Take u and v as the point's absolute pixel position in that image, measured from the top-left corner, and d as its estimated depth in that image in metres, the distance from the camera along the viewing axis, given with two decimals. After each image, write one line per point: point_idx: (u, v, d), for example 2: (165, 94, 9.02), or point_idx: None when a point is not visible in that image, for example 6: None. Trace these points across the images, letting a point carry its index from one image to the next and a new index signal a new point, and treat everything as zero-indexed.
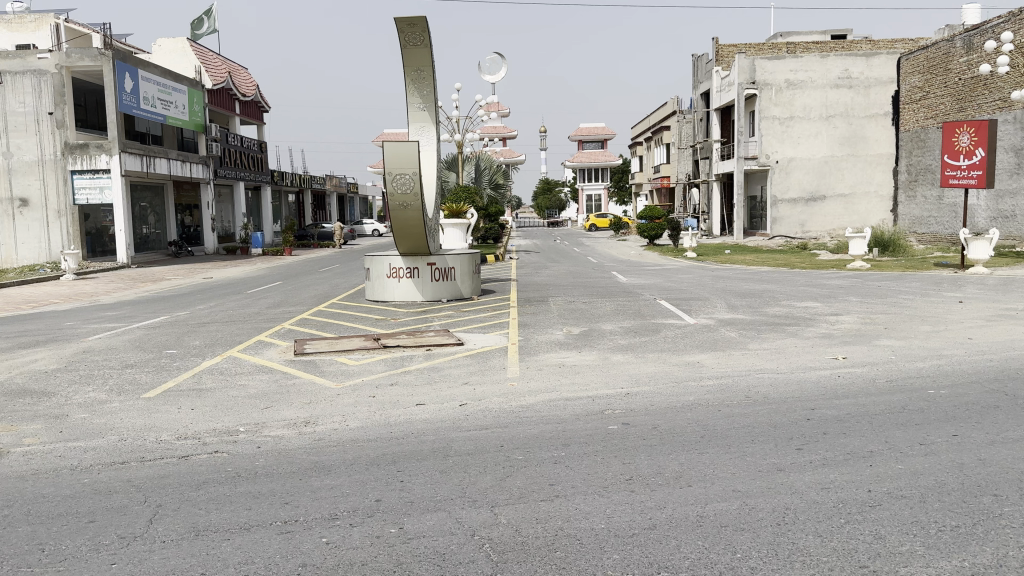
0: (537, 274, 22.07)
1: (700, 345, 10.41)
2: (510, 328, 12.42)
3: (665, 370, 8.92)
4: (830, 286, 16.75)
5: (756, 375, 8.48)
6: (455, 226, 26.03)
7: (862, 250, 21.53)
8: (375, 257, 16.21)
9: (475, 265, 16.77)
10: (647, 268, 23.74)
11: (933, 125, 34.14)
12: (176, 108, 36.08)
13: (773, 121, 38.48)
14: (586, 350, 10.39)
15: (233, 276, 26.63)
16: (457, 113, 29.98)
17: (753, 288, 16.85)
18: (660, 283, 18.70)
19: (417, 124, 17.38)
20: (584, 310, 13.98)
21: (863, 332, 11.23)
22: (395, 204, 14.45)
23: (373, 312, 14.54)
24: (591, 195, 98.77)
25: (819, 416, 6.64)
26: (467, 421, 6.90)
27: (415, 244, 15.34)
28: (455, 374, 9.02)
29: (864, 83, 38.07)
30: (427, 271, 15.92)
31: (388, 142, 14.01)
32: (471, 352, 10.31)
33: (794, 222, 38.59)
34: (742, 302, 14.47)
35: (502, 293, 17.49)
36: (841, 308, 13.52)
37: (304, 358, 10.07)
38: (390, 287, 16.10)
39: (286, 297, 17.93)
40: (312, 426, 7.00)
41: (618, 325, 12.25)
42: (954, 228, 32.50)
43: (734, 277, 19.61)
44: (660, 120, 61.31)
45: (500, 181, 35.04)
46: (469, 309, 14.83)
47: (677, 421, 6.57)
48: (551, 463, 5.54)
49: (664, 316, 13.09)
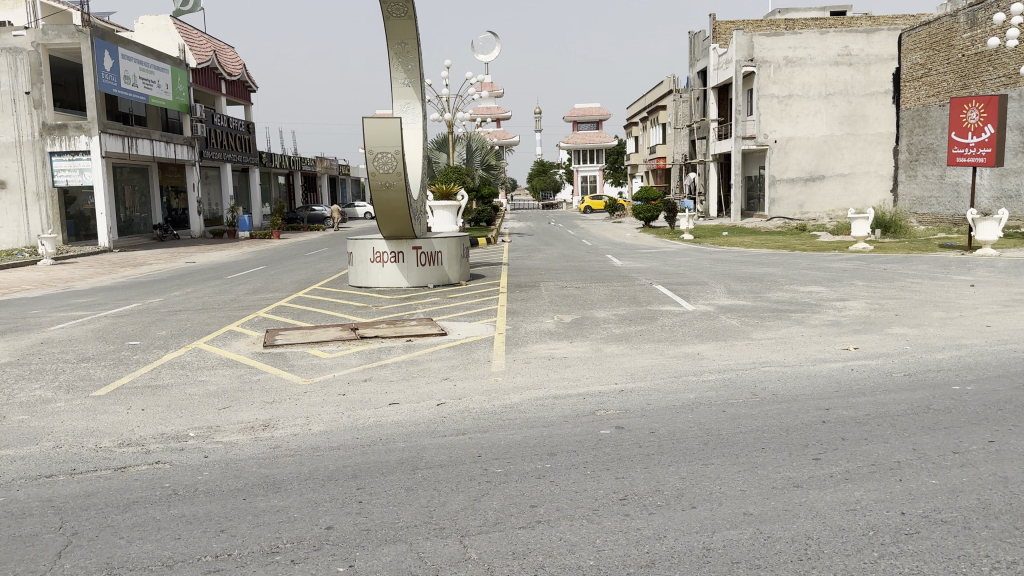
0: (529, 258, 21.36)
1: (699, 334, 9.72)
2: (498, 316, 11.69)
3: (662, 363, 8.22)
4: (833, 269, 16.07)
5: (762, 368, 7.79)
6: (445, 208, 25.23)
7: (865, 232, 20.83)
8: (359, 241, 15.42)
9: (463, 248, 16.02)
10: (643, 251, 22.99)
11: (935, 103, 33.36)
12: (159, 87, 35.04)
13: (772, 100, 37.62)
14: (578, 340, 9.69)
15: (216, 261, 25.81)
16: (447, 92, 29.09)
17: (753, 272, 16.15)
18: (656, 267, 17.99)
19: (402, 101, 16.59)
20: (577, 297, 13.28)
21: (872, 319, 10.55)
22: (377, 184, 13.63)
23: (355, 299, 13.79)
24: (586, 177, 97.84)
25: (835, 418, 5.95)
26: (442, 424, 6.18)
27: (400, 226, 14.56)
28: (436, 369, 8.29)
29: (864, 60, 37.25)
30: (413, 255, 15.16)
31: (369, 117, 13.20)
32: (454, 343, 9.60)
33: (793, 203, 37.85)
34: (742, 287, 13.77)
35: (492, 278, 16.75)
36: (846, 293, 12.85)
37: (274, 351, 9.35)
38: (374, 273, 15.33)
39: (266, 283, 17.16)
40: (271, 431, 6.30)
41: (612, 312, 11.55)
42: (956, 208, 31.84)
43: (733, 259, 18.91)
44: (656, 100, 60.34)
45: (493, 161, 34.17)
46: (456, 296, 14.09)
47: (677, 425, 5.87)
48: (534, 478, 4.84)
49: (661, 301, 12.40)
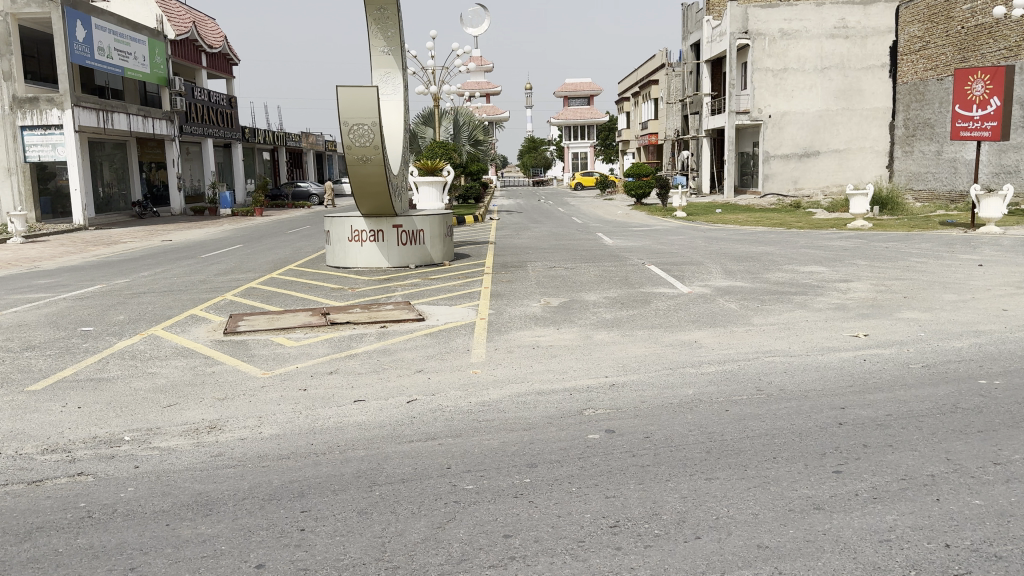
0: (518, 236, 20.61)
1: (696, 319, 9.01)
2: (481, 299, 10.96)
3: (657, 352, 7.51)
4: (833, 248, 15.37)
5: (766, 359, 7.10)
6: (430, 184, 24.35)
7: (864, 209, 20.13)
8: (336, 218, 14.62)
9: (446, 227, 15.23)
10: (634, 228, 22.24)
11: (933, 77, 32.58)
12: (136, 60, 33.77)
13: (767, 73, 36.74)
14: (566, 326, 8.97)
15: (194, 239, 24.92)
16: (433, 63, 28.08)
17: (750, 251, 15.43)
18: (649, 246, 17.24)
19: (381, 70, 15.74)
20: (565, 278, 12.54)
21: (880, 302, 9.86)
22: (354, 158, 12.81)
23: (331, 281, 13.01)
24: (577, 153, 96.85)
25: (852, 420, 5.27)
26: (410, 427, 5.45)
27: (380, 203, 13.76)
28: (409, 360, 7.55)
29: (861, 33, 36.39)
30: (394, 234, 14.39)
31: (343, 87, 12.35)
32: (432, 329, 8.87)
33: (787, 179, 37.11)
34: (739, 267, 13.07)
35: (477, 257, 15.99)
36: (849, 274, 12.16)
37: (235, 340, 8.62)
38: (352, 253, 14.55)
39: (240, 263, 16.34)
40: (218, 435, 5.58)
41: (602, 295, 10.82)
42: (953, 184, 31.22)
43: (728, 237, 18.19)
44: (648, 74, 59.29)
45: (480, 136, 33.16)
46: (438, 277, 13.34)
47: (674, 427, 5.18)
48: (510, 497, 4.13)
49: (654, 283, 11.68)
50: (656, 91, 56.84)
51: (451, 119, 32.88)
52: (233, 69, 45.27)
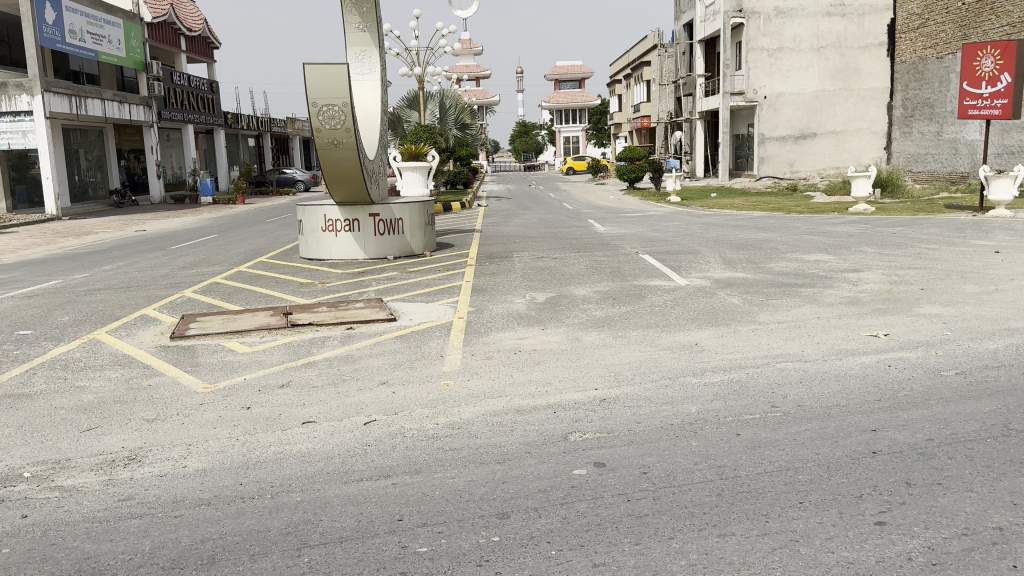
0: (505, 224, 19.70)
1: (698, 316, 8.13)
2: (461, 294, 10.06)
3: (654, 358, 6.64)
4: (838, 234, 14.52)
5: (777, 366, 6.25)
6: (414, 169, 23.37)
7: (867, 192, 19.28)
8: (308, 208, 13.67)
9: (427, 215, 14.30)
10: (627, 215, 21.34)
11: (932, 55, 31.68)
12: (111, 43, 32.43)
13: (762, 53, 35.71)
14: (551, 326, 8.09)
15: (170, 229, 23.94)
16: (417, 44, 27.06)
17: (749, 238, 14.56)
18: (643, 233, 16.38)
19: (356, 48, 14.75)
20: (554, 269, 11.66)
21: (894, 295, 9.02)
22: (323, 142, 11.83)
23: (302, 274, 12.11)
24: (568, 137, 95.60)
25: (889, 448, 4.40)
26: (361, 459, 4.57)
27: (354, 190, 12.80)
28: (374, 369, 6.67)
29: (858, 11, 35.59)
30: (371, 224, 13.47)
31: (310, 64, 11.39)
32: (403, 331, 7.99)
33: (783, 161, 36.19)
34: (739, 256, 12.21)
35: (461, 247, 15.09)
36: (858, 262, 11.33)
37: (181, 347, 7.70)
38: (327, 243, 13.62)
39: (209, 255, 15.38)
40: (135, 470, 4.69)
41: (592, 289, 9.95)
42: (954, 165, 30.44)
43: (726, 223, 17.34)
44: (640, 56, 58.20)
45: (468, 120, 32.11)
46: (416, 269, 12.43)
47: (676, 459, 4.30)
48: (471, 566, 3.27)
49: (648, 275, 10.80)
50: (648, 73, 55.78)
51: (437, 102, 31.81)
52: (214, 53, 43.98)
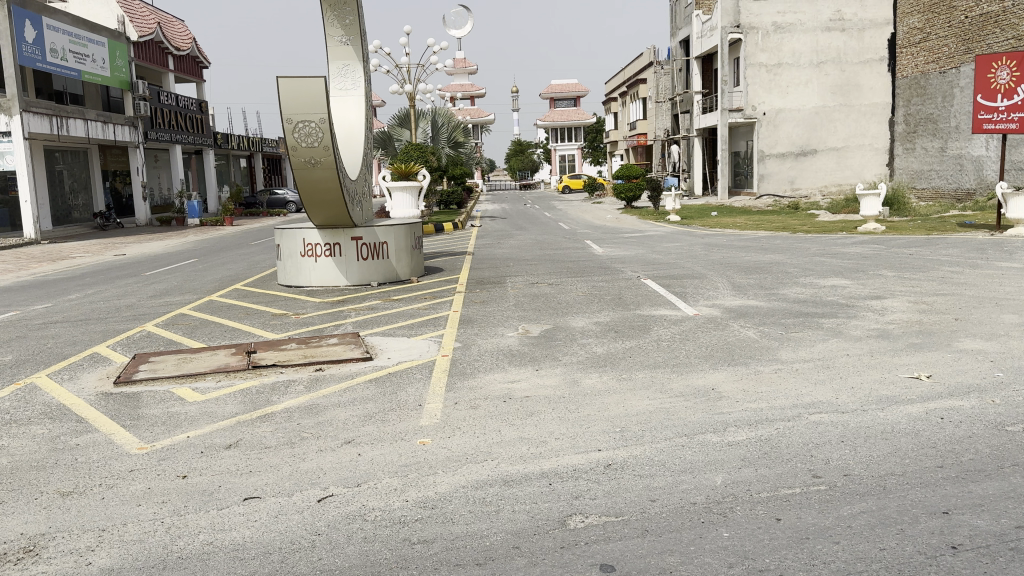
0: (499, 245, 18.84)
1: (711, 354, 7.20)
2: (447, 327, 9.13)
3: (665, 407, 5.69)
4: (850, 257, 13.67)
5: (810, 421, 5.35)
6: (404, 189, 22.52)
7: (876, 211, 18.45)
8: (286, 231, 12.73)
9: (414, 238, 13.41)
10: (626, 235, 20.47)
11: (935, 70, 31.04)
12: (94, 62, 31.64)
13: (761, 68, 35.07)
14: (545, 365, 7.16)
15: (150, 253, 23.01)
16: (407, 61, 26.32)
17: (757, 260, 13.69)
18: (643, 255, 15.50)
19: (339, 62, 13.97)
20: (550, 297, 10.76)
21: (927, 326, 8.12)
22: (300, 161, 10.96)
23: (276, 304, 11.18)
24: (564, 155, 94.90)
25: (974, 542, 3.48)
26: (306, 558, 3.64)
27: (335, 212, 11.93)
28: (339, 423, 5.74)
29: (857, 25, 35.00)
30: (353, 248, 12.56)
31: (284, 77, 10.54)
32: (379, 373, 7.06)
33: (783, 179, 35.45)
34: (749, 281, 11.33)
35: (450, 271, 14.20)
36: (879, 288, 10.45)
37: (124, 395, 6.77)
38: (305, 269, 12.66)
39: (182, 283, 14.46)
40: (24, 570, 3.74)
41: (592, 320, 9.04)
42: (959, 182, 29.72)
43: (731, 244, 16.49)
44: (636, 73, 57.67)
45: (461, 138, 31.22)
46: (401, 297, 11.51)
47: (705, 560, 3.38)
48: None
49: (653, 303, 9.89)
50: (644, 90, 55.27)
51: (429, 120, 31.05)
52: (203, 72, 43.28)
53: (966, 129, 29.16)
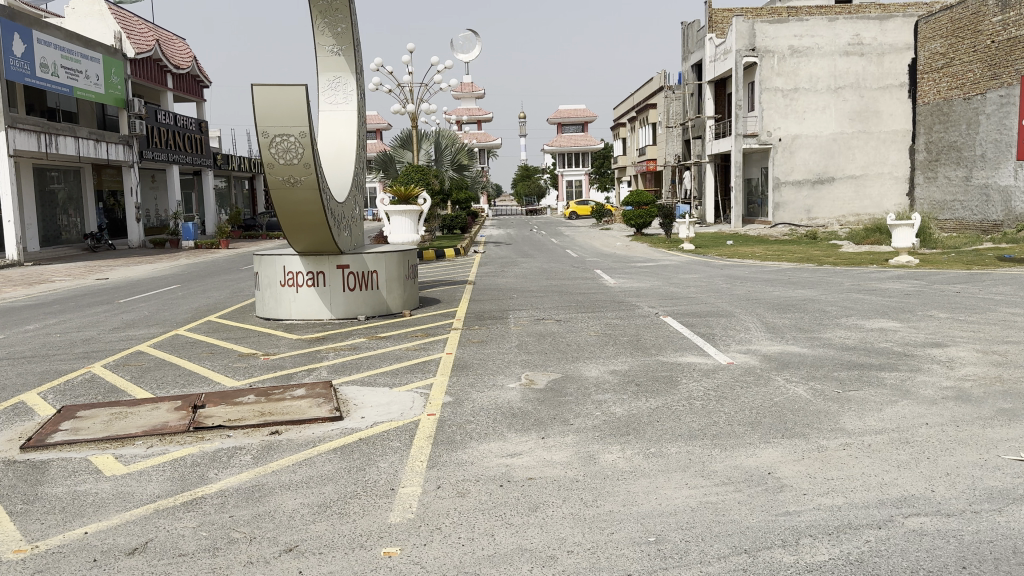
0: (502, 274, 17.56)
1: (758, 420, 5.83)
2: (438, 374, 7.77)
3: (712, 504, 4.34)
4: (890, 294, 12.36)
5: (910, 531, 3.97)
6: (403, 213, 21.23)
7: (910, 243, 17.11)
8: (266, 257, 11.41)
9: (407, 266, 12.10)
10: (637, 265, 19.18)
11: (958, 96, 29.85)
12: (88, 78, 30.67)
13: (776, 93, 33.97)
14: (553, 430, 5.79)
15: (135, 277, 21.79)
16: (410, 79, 25.23)
17: (787, 296, 12.36)
18: (659, 287, 14.18)
19: (330, 74, 12.74)
20: (558, 338, 9.42)
21: (1012, 384, 6.75)
22: (278, 181, 9.72)
23: (247, 341, 9.87)
24: (571, 181, 93.75)
25: None
26: None
27: (318, 238, 10.66)
28: (284, 518, 4.38)
29: (877, 49, 33.89)
30: (339, 277, 11.23)
31: (259, 84, 9.31)
32: (348, 439, 5.72)
33: (799, 208, 34.22)
34: (785, 322, 10.00)
35: (448, 304, 12.87)
36: (936, 332, 9.11)
37: (29, 465, 5.42)
38: (286, 299, 11.35)
39: (153, 312, 13.19)
40: None
41: (608, 369, 7.68)
42: (984, 213, 28.46)
43: (755, 277, 15.17)
44: (645, 99, 56.77)
45: (465, 161, 30.05)
46: (390, 334, 10.18)
47: None
48: None
49: (679, 349, 8.52)
50: (654, 116, 54.33)
51: (432, 142, 29.94)
52: (203, 91, 42.45)
53: (993, 158, 27.93)
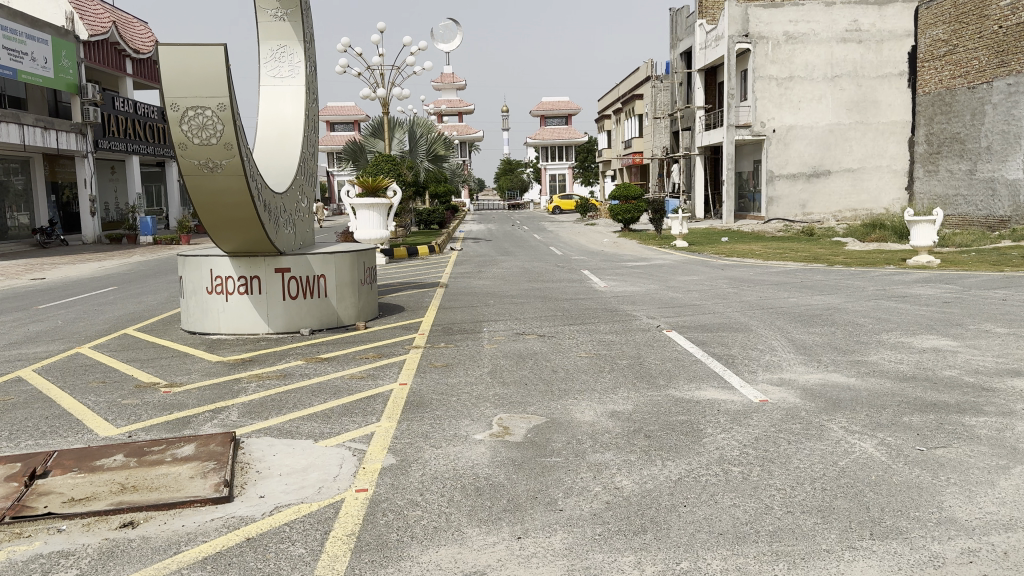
0: (480, 275, 15.72)
1: (830, 506, 4.07)
2: (383, 417, 5.88)
3: None
4: (927, 301, 10.68)
5: None
6: (370, 207, 19.15)
7: (930, 241, 15.41)
8: (191, 258, 9.51)
9: (361, 270, 10.22)
10: (628, 265, 17.46)
11: (962, 85, 28.31)
12: (33, 61, 28.39)
13: (770, 81, 32.36)
14: (534, 521, 3.94)
15: (75, 277, 19.70)
16: (381, 62, 23.24)
17: (807, 304, 10.66)
18: (657, 292, 12.42)
19: (272, 42, 10.82)
20: (542, 361, 7.59)
21: None
22: (192, 165, 7.84)
23: (155, 365, 7.96)
24: (555, 175, 92.31)
25: None
26: None
27: (248, 235, 8.78)
28: None
29: (875, 37, 32.33)
30: (277, 283, 9.34)
31: (165, 44, 7.43)
32: (233, 538, 3.88)
33: (794, 203, 32.63)
34: (817, 339, 8.28)
35: (412, 313, 10.99)
36: (1007, 355, 7.38)
37: None
38: (213, 310, 9.47)
39: (66, 323, 11.23)
40: None
41: (607, 410, 5.85)
42: (990, 208, 26.97)
43: (763, 279, 13.46)
44: (632, 90, 55.12)
45: (441, 152, 27.92)
46: (334, 353, 8.30)
47: None
48: None
49: (696, 379, 6.71)
50: (641, 107, 52.60)
51: (406, 130, 28.00)
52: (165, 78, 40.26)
53: (999, 150, 26.42)
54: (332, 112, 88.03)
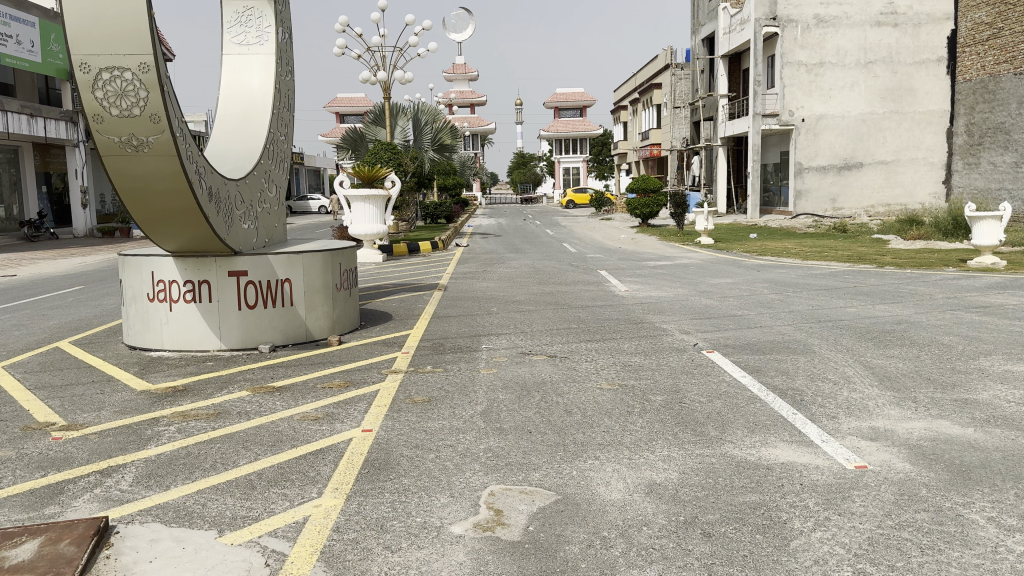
0: (486, 276, 14.05)
1: None
2: (329, 488, 4.18)
3: None
4: (1014, 313, 8.93)
5: None
6: (365, 198, 17.49)
7: (995, 241, 13.58)
8: (130, 259, 7.89)
9: (337, 273, 8.54)
10: (650, 264, 15.77)
11: (1007, 71, 26.27)
12: (19, 44, 26.84)
13: (800, 68, 30.39)
14: None
15: (47, 274, 18.16)
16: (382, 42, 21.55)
17: (870, 315, 8.93)
18: (688, 298, 10.73)
19: (238, 3, 9.21)
20: (552, 395, 5.88)
21: None
22: (111, 143, 6.19)
23: (67, 394, 6.32)
24: (568, 168, 90.61)
25: None
26: None
27: (196, 232, 7.13)
28: None
29: (912, 20, 30.47)
30: (231, 289, 7.68)
31: None
32: None
33: (823, 196, 30.74)
34: (901, 365, 6.56)
35: (401, 323, 9.30)
36: None
37: None
38: (155, 321, 7.84)
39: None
40: None
41: (644, 483, 4.14)
42: None
43: (808, 283, 11.72)
44: (649, 78, 53.19)
45: (448, 140, 26.19)
46: (291, 379, 6.61)
47: None
48: None
49: (762, 429, 4.97)
50: (659, 97, 50.71)
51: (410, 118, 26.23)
52: None
53: None
54: (342, 103, 86.79)
